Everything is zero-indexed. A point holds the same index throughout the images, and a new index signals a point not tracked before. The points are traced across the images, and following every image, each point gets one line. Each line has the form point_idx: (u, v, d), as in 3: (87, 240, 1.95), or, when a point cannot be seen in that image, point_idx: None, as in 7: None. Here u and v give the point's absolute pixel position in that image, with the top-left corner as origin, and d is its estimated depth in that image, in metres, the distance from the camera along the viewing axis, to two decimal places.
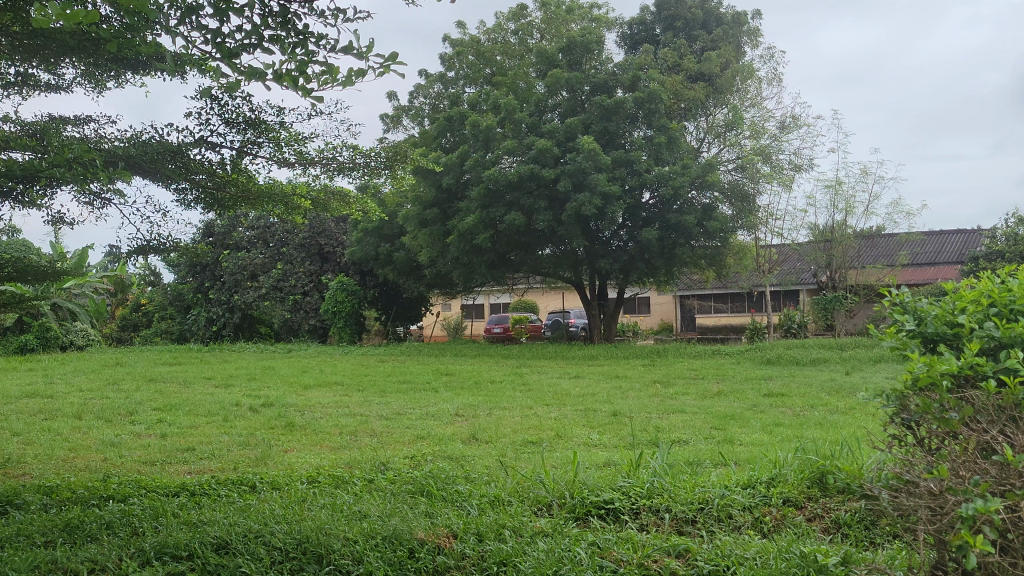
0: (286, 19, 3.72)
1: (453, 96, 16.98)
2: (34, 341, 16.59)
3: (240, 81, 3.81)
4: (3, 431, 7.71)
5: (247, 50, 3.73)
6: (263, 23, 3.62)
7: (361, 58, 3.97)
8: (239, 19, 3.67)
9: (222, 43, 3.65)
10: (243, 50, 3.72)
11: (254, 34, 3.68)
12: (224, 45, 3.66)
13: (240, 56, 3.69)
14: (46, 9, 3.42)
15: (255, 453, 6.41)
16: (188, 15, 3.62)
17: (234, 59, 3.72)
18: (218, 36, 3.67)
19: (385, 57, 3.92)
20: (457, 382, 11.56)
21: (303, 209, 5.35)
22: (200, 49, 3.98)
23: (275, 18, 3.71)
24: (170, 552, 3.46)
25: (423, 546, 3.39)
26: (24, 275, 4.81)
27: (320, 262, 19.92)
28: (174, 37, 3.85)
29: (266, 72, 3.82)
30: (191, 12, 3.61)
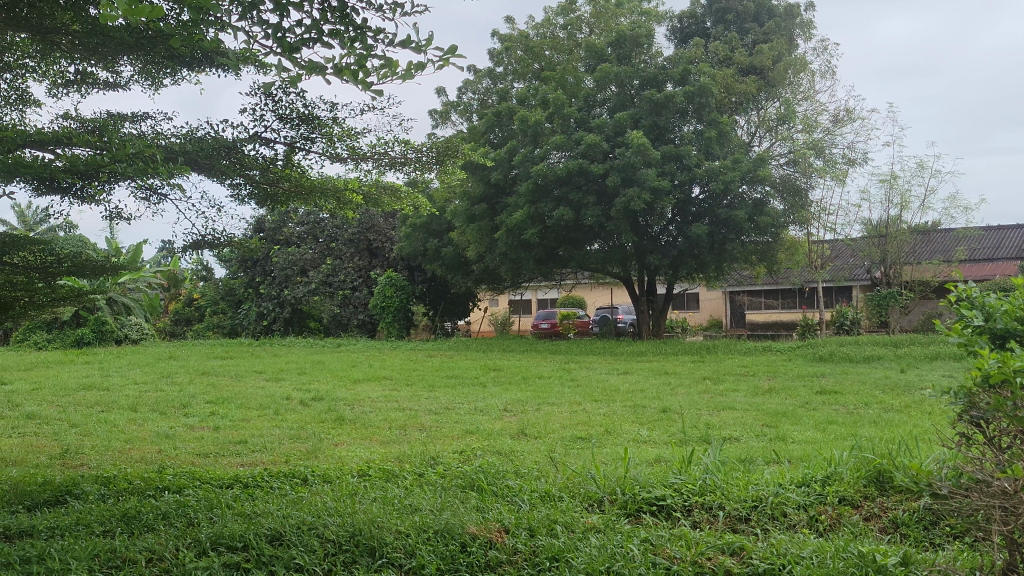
0: (346, 13, 3.71)
1: (501, 91, 16.99)
2: (90, 335, 16.98)
3: (301, 75, 3.81)
4: (61, 422, 7.90)
5: (307, 44, 3.73)
6: (324, 18, 3.61)
7: (419, 52, 3.96)
8: (299, 13, 3.67)
9: (283, 38, 3.65)
10: (303, 45, 3.71)
11: (314, 28, 3.68)
12: (284, 39, 3.66)
13: (301, 51, 3.69)
14: (112, 7, 3.45)
15: (306, 446, 6.48)
16: (249, 11, 3.62)
17: (295, 54, 3.72)
18: (278, 31, 3.67)
19: (444, 51, 3.91)
20: (506, 378, 11.58)
21: (354, 204, 5.40)
22: (262, 45, 4.00)
23: (335, 12, 3.71)
24: (225, 543, 3.51)
25: (475, 540, 3.40)
26: (82, 270, 4.90)
27: (369, 257, 20.11)
28: (235, 33, 3.87)
29: (327, 66, 3.82)
30: (252, 8, 3.62)
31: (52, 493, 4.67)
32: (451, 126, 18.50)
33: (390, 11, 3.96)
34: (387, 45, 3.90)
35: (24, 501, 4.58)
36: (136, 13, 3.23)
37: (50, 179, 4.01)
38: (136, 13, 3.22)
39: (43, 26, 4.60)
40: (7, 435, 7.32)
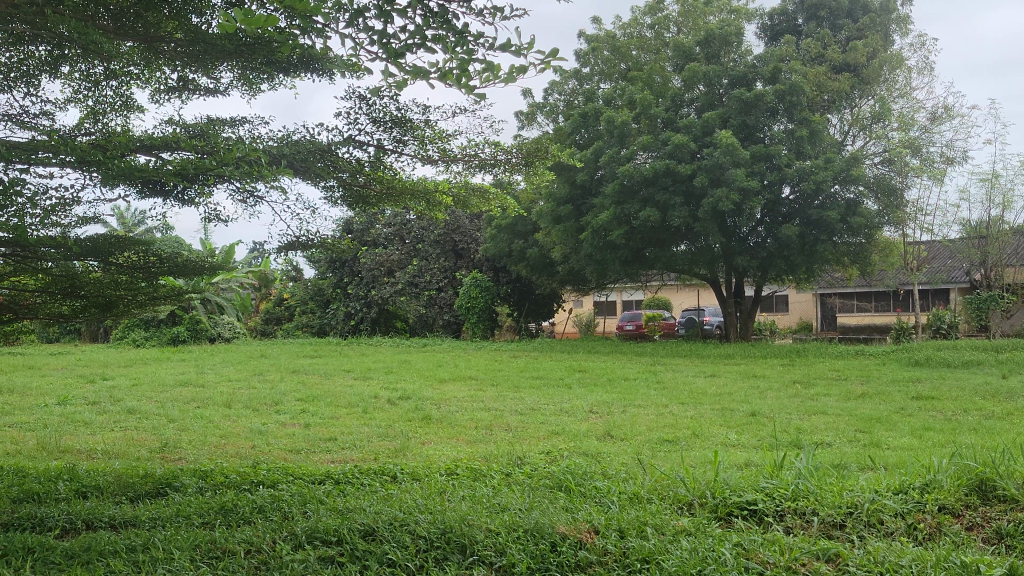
0: (449, 19, 3.72)
1: (588, 92, 16.95)
2: (185, 333, 17.54)
3: (406, 80, 3.85)
4: (160, 417, 8.18)
5: (411, 49, 3.76)
6: (427, 25, 3.63)
7: (520, 54, 3.94)
8: (403, 20, 3.70)
9: (387, 44, 3.68)
10: (408, 50, 3.74)
11: (418, 34, 3.70)
12: (389, 46, 3.69)
13: (405, 57, 3.72)
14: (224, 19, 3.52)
15: (395, 444, 6.59)
16: (355, 19, 3.67)
17: (399, 59, 3.75)
18: (383, 37, 3.70)
19: (545, 54, 3.89)
20: (591, 379, 11.56)
21: (444, 206, 5.48)
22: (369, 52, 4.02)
23: (438, 17, 3.72)
24: (320, 537, 3.59)
25: (565, 540, 3.41)
26: (182, 269, 5.09)
27: (454, 258, 20.25)
28: (343, 39, 3.90)
29: (431, 71, 3.84)
30: (357, 16, 3.66)
31: (153, 486, 4.84)
32: (537, 127, 18.40)
33: (491, 15, 3.96)
34: (487, 48, 3.90)
35: (127, 492, 4.76)
36: (251, 24, 3.25)
37: (158, 183, 4.15)
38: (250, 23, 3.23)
39: (150, 35, 4.81)
40: (109, 429, 7.60)
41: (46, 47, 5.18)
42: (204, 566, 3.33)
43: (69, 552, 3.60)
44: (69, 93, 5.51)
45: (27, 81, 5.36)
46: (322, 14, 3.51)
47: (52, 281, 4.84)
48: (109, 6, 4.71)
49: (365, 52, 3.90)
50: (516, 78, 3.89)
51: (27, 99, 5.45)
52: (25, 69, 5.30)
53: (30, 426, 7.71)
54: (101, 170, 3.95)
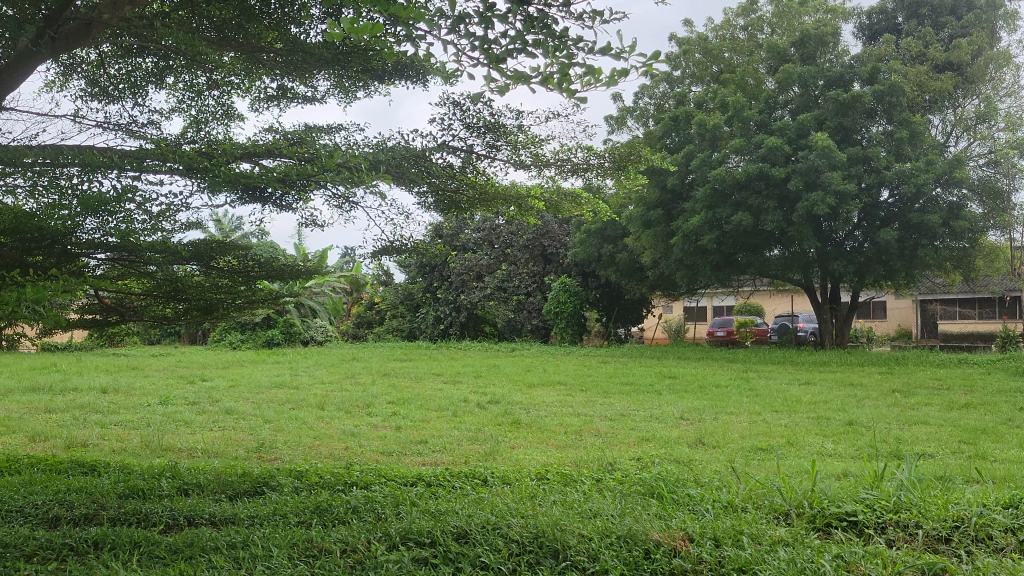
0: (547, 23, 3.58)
1: (679, 96, 16.77)
2: (280, 336, 17.98)
3: (507, 86, 3.72)
4: (256, 418, 8.39)
5: (513, 54, 3.62)
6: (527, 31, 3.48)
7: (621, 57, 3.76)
8: (503, 25, 3.56)
9: (488, 51, 3.55)
10: (509, 56, 3.61)
11: (518, 39, 3.56)
12: (491, 51, 3.51)
13: (507, 62, 3.54)
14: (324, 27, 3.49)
15: (484, 448, 6.62)
16: (455, 26, 3.54)
17: (500, 65, 3.62)
18: (484, 44, 3.57)
19: (648, 56, 3.72)
20: (682, 385, 11.43)
21: (536, 210, 5.48)
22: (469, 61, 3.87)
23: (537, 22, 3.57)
24: (413, 538, 3.63)
25: (659, 547, 3.38)
26: (281, 274, 5.23)
27: (543, 263, 20.27)
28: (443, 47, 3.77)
29: (532, 77, 3.69)
30: (458, 22, 3.53)
31: (251, 484, 4.97)
32: (626, 132, 18.25)
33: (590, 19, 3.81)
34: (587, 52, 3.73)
35: (226, 490, 4.90)
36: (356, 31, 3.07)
37: (257, 190, 4.26)
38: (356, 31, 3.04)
39: (252, 44, 5.00)
40: (208, 428, 7.85)
41: (152, 58, 5.38)
42: (301, 564, 3.39)
43: (173, 548, 3.72)
44: (173, 103, 5.71)
45: (134, 90, 5.57)
46: (424, 22, 3.38)
47: (156, 286, 5.02)
48: (212, 18, 4.96)
49: (467, 59, 3.77)
50: (618, 83, 3.70)
51: (134, 109, 5.67)
52: (132, 80, 5.50)
53: (134, 424, 8.01)
54: (207, 177, 4.08)
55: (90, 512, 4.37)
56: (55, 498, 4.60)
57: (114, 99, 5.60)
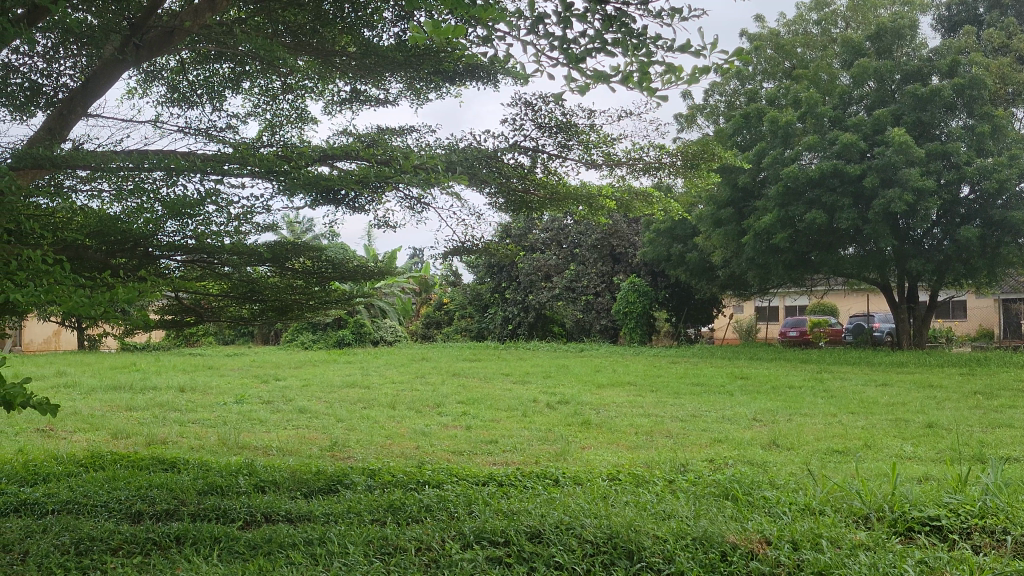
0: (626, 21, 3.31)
1: (750, 93, 16.55)
2: (350, 336, 18.24)
3: (587, 89, 3.42)
4: (329, 417, 8.50)
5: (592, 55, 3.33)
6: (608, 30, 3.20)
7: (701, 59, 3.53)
8: (583, 22, 3.29)
9: (569, 50, 3.26)
10: (588, 55, 3.32)
11: (599, 38, 3.28)
12: (570, 51, 3.29)
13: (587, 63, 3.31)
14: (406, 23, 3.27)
15: (555, 448, 6.62)
16: (535, 25, 3.26)
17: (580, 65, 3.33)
18: (564, 43, 3.28)
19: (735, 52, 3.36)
20: (754, 386, 11.27)
21: (607, 210, 5.45)
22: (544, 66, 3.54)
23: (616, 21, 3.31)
24: (488, 537, 3.65)
25: (736, 550, 3.34)
26: (354, 275, 5.29)
27: (612, 263, 20.18)
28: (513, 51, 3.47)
29: (612, 77, 3.39)
30: (538, 21, 3.25)
31: (325, 482, 5.04)
32: (697, 130, 18.05)
33: (668, 16, 3.45)
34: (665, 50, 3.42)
35: (301, 487, 4.98)
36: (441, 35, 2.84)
37: (331, 193, 4.31)
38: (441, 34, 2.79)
39: (326, 48, 5.09)
40: (282, 427, 7.99)
41: (229, 64, 5.49)
42: (377, 562, 3.43)
43: (252, 543, 3.80)
44: (250, 107, 5.83)
45: (212, 96, 5.69)
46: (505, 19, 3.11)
47: (234, 287, 5.13)
48: (286, 25, 5.08)
49: (547, 61, 3.46)
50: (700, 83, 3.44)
51: (213, 113, 5.81)
52: (210, 85, 5.62)
53: (211, 422, 8.19)
54: (286, 179, 4.13)
55: (173, 507, 4.48)
56: (138, 493, 4.73)
57: (192, 103, 5.74)
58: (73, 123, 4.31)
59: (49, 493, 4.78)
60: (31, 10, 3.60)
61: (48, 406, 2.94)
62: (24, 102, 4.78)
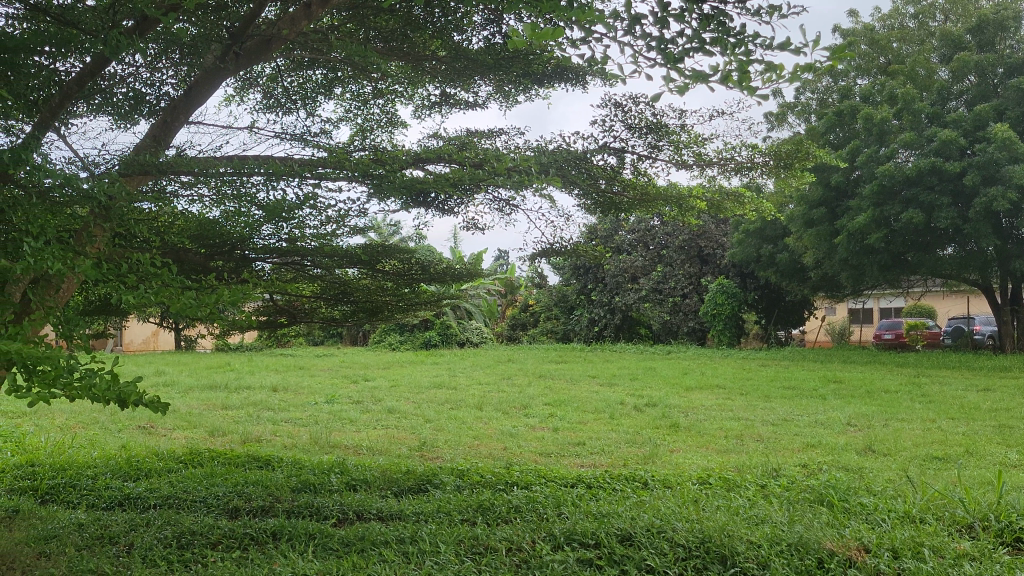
0: (722, 20, 3.21)
1: (843, 89, 16.16)
2: (436, 337, 18.45)
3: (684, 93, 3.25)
4: (418, 418, 8.60)
5: (689, 55, 3.20)
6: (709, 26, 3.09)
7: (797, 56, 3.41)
8: (680, 22, 3.17)
9: (666, 50, 3.12)
10: (686, 56, 3.17)
11: (696, 37, 3.15)
12: (667, 50, 3.12)
13: (685, 62, 3.15)
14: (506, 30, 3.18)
15: (644, 451, 6.58)
16: (634, 25, 3.14)
17: (678, 67, 3.17)
18: (662, 43, 3.14)
19: (836, 49, 3.16)
20: (848, 389, 11.01)
21: (697, 211, 5.39)
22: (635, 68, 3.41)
23: (711, 21, 3.22)
24: (578, 539, 3.64)
25: (833, 557, 3.28)
26: (443, 277, 5.34)
27: (700, 264, 19.91)
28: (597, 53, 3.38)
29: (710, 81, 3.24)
30: (636, 22, 3.13)
31: (415, 482, 5.10)
32: (787, 128, 17.66)
33: (768, 14, 3.30)
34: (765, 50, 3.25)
35: (391, 487, 5.04)
36: (538, 39, 2.79)
37: (422, 195, 4.35)
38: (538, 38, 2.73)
39: (417, 54, 5.20)
40: (371, 427, 8.10)
41: (322, 71, 5.61)
42: (468, 561, 3.46)
43: (345, 541, 3.87)
44: (341, 112, 5.94)
45: (306, 101, 5.84)
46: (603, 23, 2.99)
47: (326, 288, 5.25)
48: (378, 31, 5.11)
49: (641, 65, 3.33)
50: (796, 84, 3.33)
51: (307, 118, 5.96)
52: (304, 91, 5.76)
53: (303, 421, 8.38)
54: (381, 183, 4.18)
55: (268, 504, 4.59)
56: (234, 489, 4.87)
57: (287, 109, 5.88)
58: (175, 131, 4.43)
59: (150, 488, 4.95)
60: (140, 21, 3.69)
61: (159, 405, 3.05)
62: (128, 111, 4.94)
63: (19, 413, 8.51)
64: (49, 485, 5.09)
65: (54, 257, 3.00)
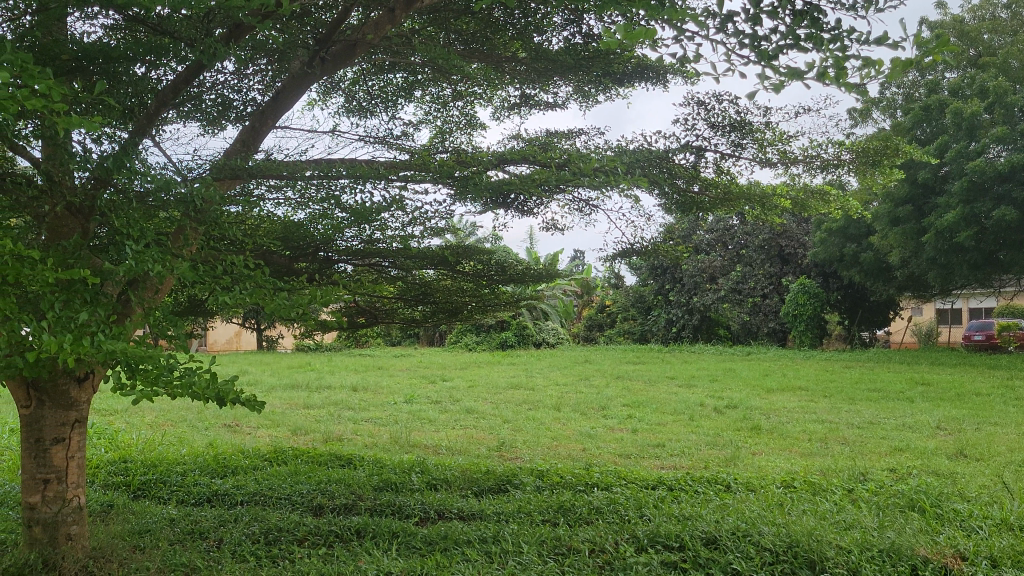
0: (815, 16, 3.15)
1: (931, 83, 15.71)
2: (513, 338, 18.53)
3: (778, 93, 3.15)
4: (496, 418, 8.65)
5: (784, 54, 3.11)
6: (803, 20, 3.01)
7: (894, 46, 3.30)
8: (773, 20, 3.09)
9: (761, 48, 3.03)
10: (781, 54, 3.07)
11: (790, 33, 3.07)
12: (761, 47, 3.03)
13: (780, 60, 3.04)
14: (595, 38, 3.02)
15: (725, 453, 6.50)
16: (725, 22, 3.06)
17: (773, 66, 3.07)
18: (755, 42, 3.05)
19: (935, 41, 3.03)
20: (937, 392, 10.70)
21: (782, 210, 5.30)
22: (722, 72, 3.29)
23: (804, 18, 3.15)
24: (662, 541, 3.61)
25: (927, 564, 3.20)
26: (522, 277, 5.34)
27: (781, 264, 19.54)
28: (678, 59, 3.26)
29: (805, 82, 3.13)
30: (726, 18, 3.06)
31: (496, 482, 5.12)
32: (872, 124, 17.24)
33: (863, 8, 3.20)
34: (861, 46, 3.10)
35: (472, 487, 5.08)
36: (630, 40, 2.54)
37: (504, 197, 4.35)
38: (631, 39, 2.53)
39: (497, 55, 5.22)
40: (450, 426, 8.17)
41: (403, 74, 5.66)
42: (550, 561, 3.46)
43: (428, 539, 3.91)
44: (421, 115, 5.99)
45: (387, 105, 5.90)
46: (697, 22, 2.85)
47: (407, 289, 5.30)
48: (459, 33, 5.18)
49: None
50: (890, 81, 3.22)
51: (388, 122, 6.02)
52: (385, 95, 5.83)
53: (383, 420, 8.49)
54: (465, 184, 4.19)
55: (351, 502, 4.66)
56: (318, 487, 4.95)
57: (369, 112, 5.96)
58: (263, 135, 4.52)
59: (237, 485, 5.07)
60: (234, 28, 3.79)
61: (255, 403, 3.13)
62: (216, 117, 5.05)
63: (111, 411, 8.80)
64: (141, 481, 5.26)
65: (155, 260, 3.10)
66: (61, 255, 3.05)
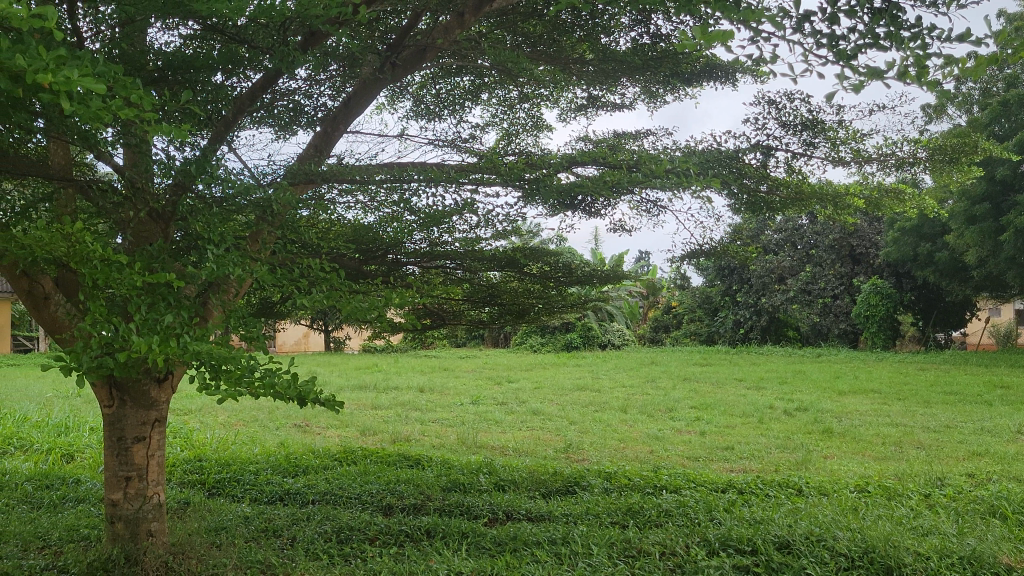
0: (894, 14, 3.08)
1: (1010, 77, 15.25)
2: (578, 340, 18.50)
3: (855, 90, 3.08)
4: (562, 419, 8.65)
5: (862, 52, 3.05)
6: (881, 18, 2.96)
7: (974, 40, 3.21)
8: (851, 19, 3.03)
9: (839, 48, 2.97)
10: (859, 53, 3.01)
11: (869, 33, 3.01)
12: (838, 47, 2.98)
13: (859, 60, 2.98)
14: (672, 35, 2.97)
15: (795, 456, 6.42)
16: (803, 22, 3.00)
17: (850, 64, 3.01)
18: (833, 42, 3.00)
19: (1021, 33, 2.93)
20: (1017, 395, 10.40)
21: (855, 209, 5.20)
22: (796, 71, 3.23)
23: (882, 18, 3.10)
24: (734, 545, 3.57)
25: (1009, 572, 3.13)
26: (590, 279, 5.33)
27: (852, 264, 19.18)
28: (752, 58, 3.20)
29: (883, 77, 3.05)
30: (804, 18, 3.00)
31: (564, 483, 5.12)
32: (948, 120, 16.81)
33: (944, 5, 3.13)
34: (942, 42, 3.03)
35: (540, 488, 5.09)
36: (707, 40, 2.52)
37: (573, 199, 4.33)
38: (706, 41, 2.50)
39: (565, 57, 5.22)
40: (517, 428, 8.19)
41: (469, 77, 5.70)
42: (621, 564, 3.45)
43: (497, 540, 3.93)
44: (488, 118, 6.03)
45: (454, 108, 5.95)
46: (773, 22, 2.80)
47: (475, 290, 5.32)
48: (526, 36, 5.21)
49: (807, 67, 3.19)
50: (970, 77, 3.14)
51: (454, 125, 6.06)
52: (452, 98, 5.88)
53: (450, 421, 8.56)
54: (535, 186, 4.18)
55: (421, 501, 4.71)
56: (387, 487, 5.01)
57: (436, 116, 6.01)
58: (335, 140, 4.58)
59: (309, 484, 5.15)
60: (309, 35, 3.86)
61: (335, 403, 3.17)
62: (288, 122, 5.15)
63: (186, 410, 9.03)
64: (216, 479, 5.38)
65: (235, 264, 3.17)
66: (146, 260, 3.15)
